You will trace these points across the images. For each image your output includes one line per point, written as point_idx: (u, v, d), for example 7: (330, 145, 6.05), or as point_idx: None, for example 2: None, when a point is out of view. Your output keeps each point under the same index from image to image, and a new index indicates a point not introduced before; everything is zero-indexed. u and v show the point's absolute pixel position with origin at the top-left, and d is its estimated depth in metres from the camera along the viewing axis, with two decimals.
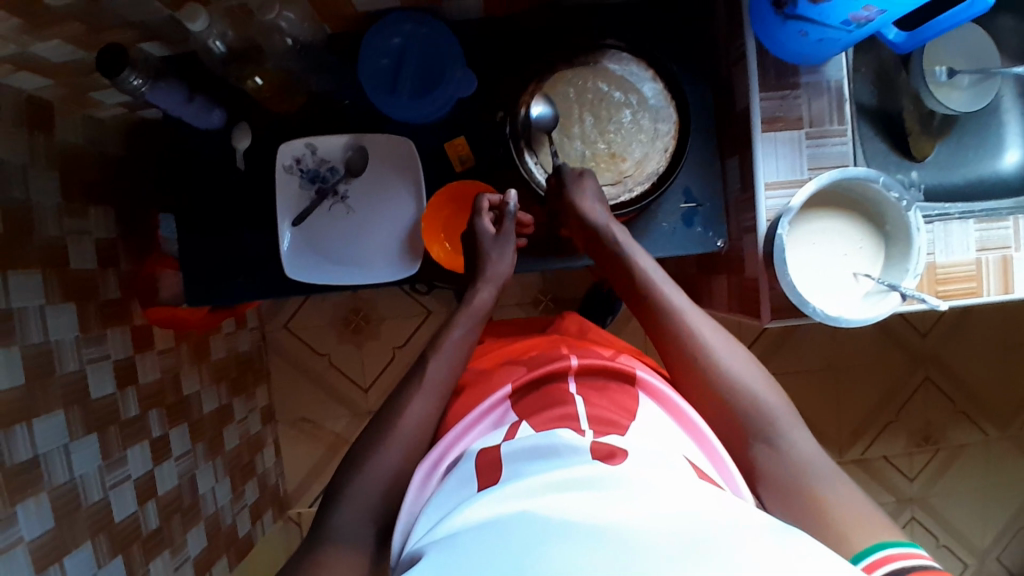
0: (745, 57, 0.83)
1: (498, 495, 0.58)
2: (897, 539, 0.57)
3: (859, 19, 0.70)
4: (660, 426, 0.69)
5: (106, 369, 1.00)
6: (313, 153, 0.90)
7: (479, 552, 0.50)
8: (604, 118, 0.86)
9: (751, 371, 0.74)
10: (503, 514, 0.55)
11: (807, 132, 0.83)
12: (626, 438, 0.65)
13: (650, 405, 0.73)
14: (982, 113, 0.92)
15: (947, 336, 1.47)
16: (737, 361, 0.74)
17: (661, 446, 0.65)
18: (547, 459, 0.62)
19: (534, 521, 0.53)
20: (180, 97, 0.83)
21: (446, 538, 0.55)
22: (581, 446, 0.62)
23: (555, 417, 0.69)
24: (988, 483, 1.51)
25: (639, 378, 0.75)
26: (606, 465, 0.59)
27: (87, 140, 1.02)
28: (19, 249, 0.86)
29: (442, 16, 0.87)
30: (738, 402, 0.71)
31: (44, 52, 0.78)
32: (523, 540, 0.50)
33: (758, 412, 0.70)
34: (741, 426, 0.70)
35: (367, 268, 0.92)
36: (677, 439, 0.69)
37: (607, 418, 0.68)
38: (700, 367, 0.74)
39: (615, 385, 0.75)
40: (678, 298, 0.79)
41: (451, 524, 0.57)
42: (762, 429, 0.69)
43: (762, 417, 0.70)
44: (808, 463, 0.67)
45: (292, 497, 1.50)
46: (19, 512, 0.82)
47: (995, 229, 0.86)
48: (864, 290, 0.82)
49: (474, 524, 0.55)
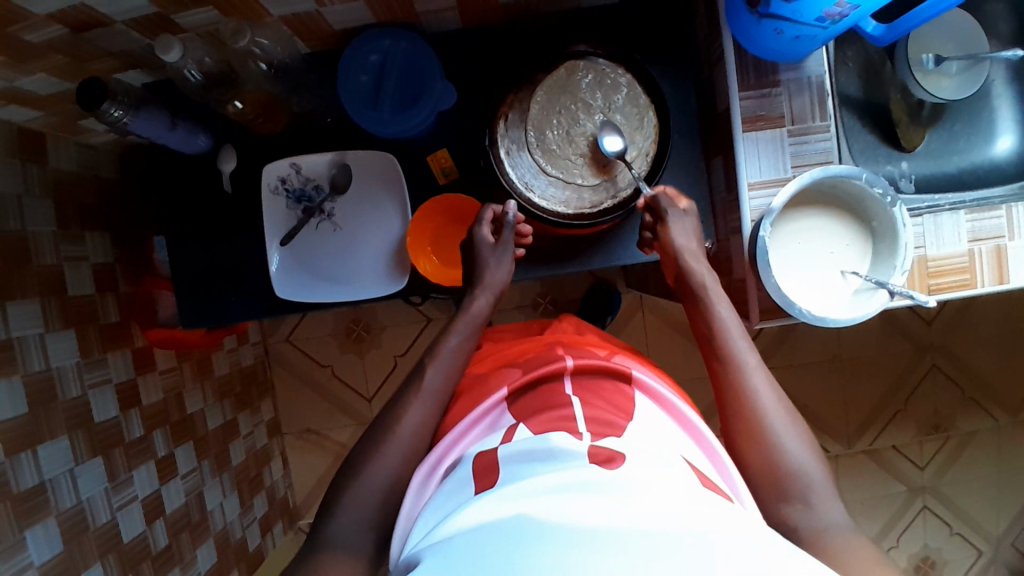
0: (722, 57, 0.82)
1: (493, 497, 0.58)
2: None
3: (833, 15, 0.69)
4: (658, 427, 0.71)
5: (108, 393, 1.01)
6: (298, 173, 0.91)
7: (473, 555, 0.51)
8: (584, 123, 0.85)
9: (804, 440, 0.71)
10: (495, 517, 0.55)
11: (789, 130, 0.83)
12: (623, 439, 0.65)
13: (644, 403, 0.75)
14: (972, 100, 0.91)
15: (953, 323, 1.45)
16: (789, 427, 0.71)
17: (658, 446, 0.66)
18: (544, 462, 0.63)
19: (528, 524, 0.52)
20: (163, 125, 0.83)
21: (440, 543, 0.55)
22: (578, 452, 0.62)
23: (553, 418, 0.70)
24: (1000, 469, 1.49)
25: (634, 376, 0.77)
26: (603, 469, 0.59)
27: (80, 168, 1.03)
28: (16, 278, 0.88)
29: (419, 31, 0.87)
30: (779, 462, 0.69)
31: (29, 86, 0.79)
32: (511, 541, 0.51)
33: (796, 476, 0.68)
34: (783, 485, 0.67)
35: (355, 283, 0.92)
36: (674, 437, 0.70)
37: (604, 418, 0.69)
38: (753, 417, 0.72)
39: (609, 383, 0.76)
40: (745, 348, 0.77)
41: (447, 528, 0.57)
42: (799, 492, 0.67)
43: (800, 482, 0.67)
44: (836, 539, 0.63)
45: (302, 507, 1.52)
46: (27, 537, 0.84)
47: (987, 219, 0.85)
48: (854, 287, 0.82)
49: (468, 527, 0.55)
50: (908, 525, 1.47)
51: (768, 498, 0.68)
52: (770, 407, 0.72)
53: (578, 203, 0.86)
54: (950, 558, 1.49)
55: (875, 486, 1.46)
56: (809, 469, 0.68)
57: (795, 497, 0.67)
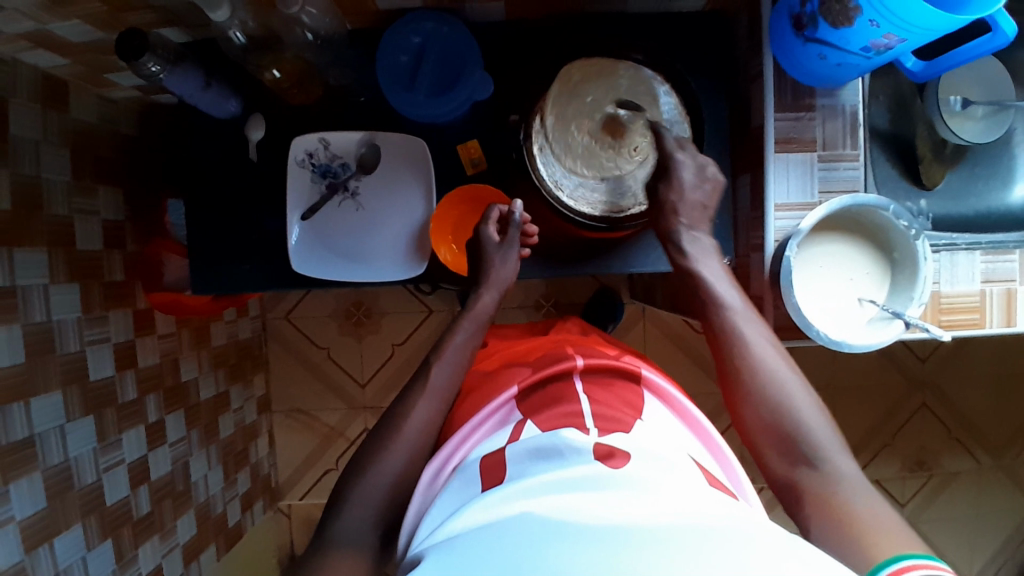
0: (762, 75, 0.83)
1: (497, 496, 0.58)
2: (917, 550, 0.53)
3: (879, 46, 0.70)
4: (664, 426, 0.71)
5: (105, 351, 0.99)
6: (325, 149, 0.90)
7: (488, 551, 0.50)
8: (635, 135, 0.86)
9: (813, 406, 0.69)
10: (506, 515, 0.55)
11: (820, 155, 0.84)
12: (631, 437, 0.65)
13: (654, 403, 0.75)
14: (995, 144, 0.92)
15: (947, 363, 1.47)
16: (796, 393, 0.70)
17: (666, 447, 0.66)
18: (550, 460, 0.62)
19: (535, 523, 0.52)
20: (195, 84, 0.82)
21: (448, 541, 0.55)
22: (584, 446, 0.62)
23: (562, 414, 0.69)
24: (977, 512, 1.51)
25: (644, 376, 0.77)
26: (605, 465, 0.59)
27: (100, 121, 1.01)
28: (26, 225, 0.86)
29: (462, 18, 0.87)
30: (783, 424, 0.68)
31: (63, 31, 0.78)
32: (525, 539, 0.50)
33: (805, 439, 0.67)
34: (788, 446, 0.67)
35: (373, 264, 0.92)
36: (683, 438, 0.71)
37: (612, 415, 0.69)
38: (753, 386, 0.71)
39: (620, 383, 0.76)
40: (742, 318, 0.75)
41: (452, 528, 0.57)
42: (807, 453, 0.66)
43: (806, 442, 0.67)
44: (850, 491, 0.63)
45: (284, 487, 1.50)
46: (12, 490, 0.82)
47: (1001, 261, 0.86)
48: (868, 316, 0.83)
49: (482, 524, 0.55)
50: None
51: (775, 458, 0.68)
52: (768, 369, 0.71)
53: (605, 207, 0.87)
54: None
55: None
56: (809, 427, 0.67)
57: (803, 458, 0.66)
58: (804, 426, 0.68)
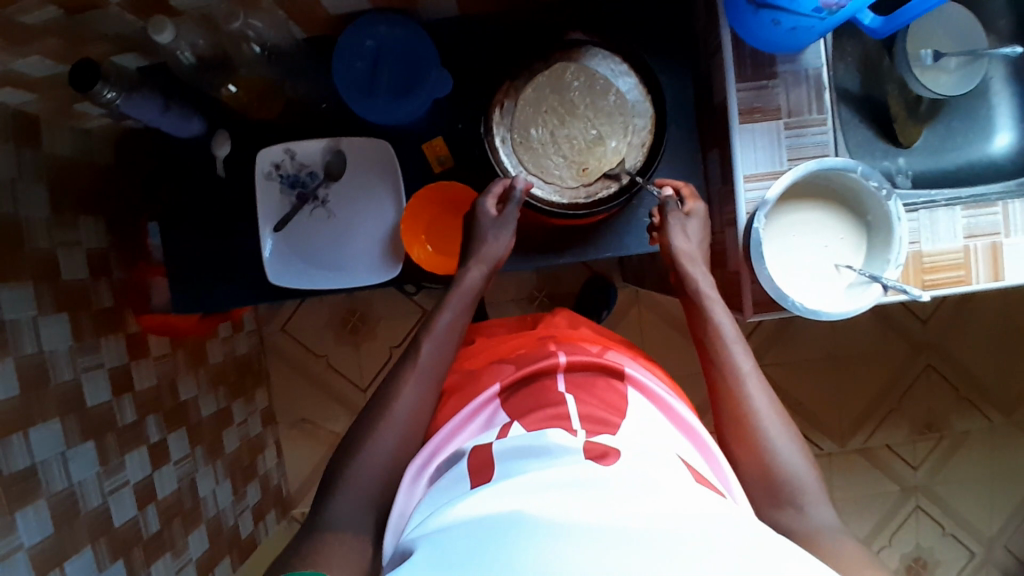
0: (720, 46, 0.82)
1: (490, 491, 0.57)
2: None
3: (830, 6, 0.69)
4: (650, 424, 0.70)
5: (100, 377, 1.01)
6: (292, 159, 0.91)
7: (481, 552, 0.49)
8: (597, 120, 0.84)
9: (799, 450, 0.69)
10: (497, 512, 0.54)
11: (786, 123, 0.82)
12: (619, 438, 0.65)
13: (637, 399, 0.74)
14: (970, 96, 0.90)
15: (951, 321, 1.45)
16: (783, 435, 0.70)
17: (652, 446, 0.65)
18: (538, 459, 0.62)
19: (523, 520, 0.52)
20: (155, 108, 0.83)
21: (440, 536, 0.54)
22: (573, 448, 0.62)
23: (548, 417, 0.69)
24: (994, 470, 1.49)
25: (627, 373, 0.77)
26: (599, 466, 0.59)
27: (74, 153, 1.03)
28: (8, 261, 0.88)
29: (415, 17, 0.87)
30: (768, 466, 0.68)
31: (22, 68, 0.79)
32: (514, 537, 0.50)
33: (790, 483, 0.67)
34: (773, 490, 0.67)
35: (349, 270, 0.92)
36: (670, 436, 0.70)
37: (599, 417, 0.69)
38: (744, 424, 0.71)
39: (602, 381, 0.75)
40: (741, 353, 0.75)
41: (444, 522, 0.56)
42: (790, 497, 0.66)
43: (792, 487, 0.67)
44: (830, 543, 0.63)
45: (295, 497, 1.52)
46: (17, 520, 0.83)
47: (983, 215, 0.84)
48: (847, 281, 0.81)
49: (475, 520, 0.54)
50: (901, 525, 1.47)
51: (761, 501, 0.68)
52: (763, 414, 0.71)
53: (574, 193, 0.86)
54: (943, 559, 1.48)
55: (867, 485, 1.46)
56: (795, 471, 0.67)
57: (788, 503, 0.66)
58: (789, 470, 0.67)
